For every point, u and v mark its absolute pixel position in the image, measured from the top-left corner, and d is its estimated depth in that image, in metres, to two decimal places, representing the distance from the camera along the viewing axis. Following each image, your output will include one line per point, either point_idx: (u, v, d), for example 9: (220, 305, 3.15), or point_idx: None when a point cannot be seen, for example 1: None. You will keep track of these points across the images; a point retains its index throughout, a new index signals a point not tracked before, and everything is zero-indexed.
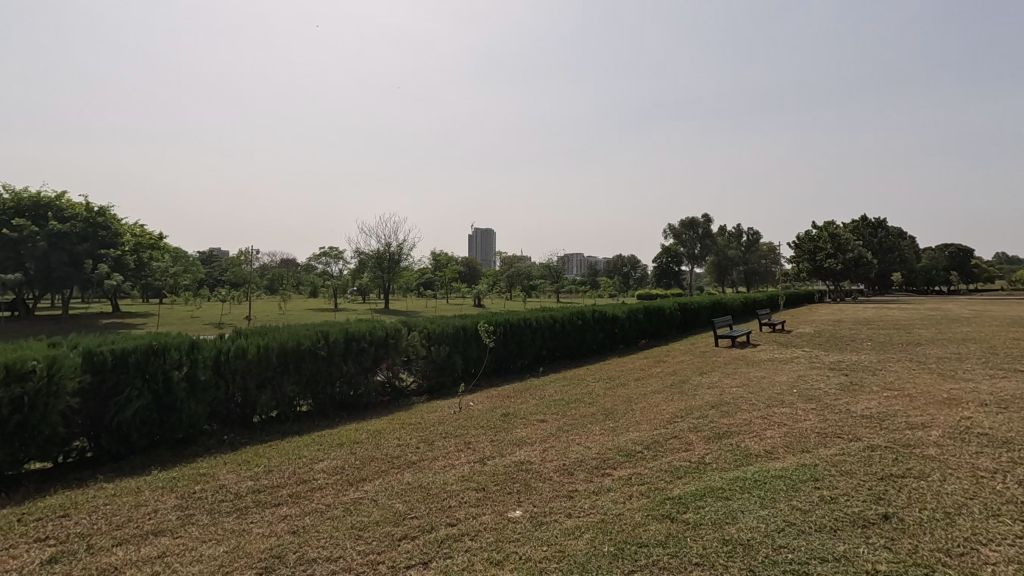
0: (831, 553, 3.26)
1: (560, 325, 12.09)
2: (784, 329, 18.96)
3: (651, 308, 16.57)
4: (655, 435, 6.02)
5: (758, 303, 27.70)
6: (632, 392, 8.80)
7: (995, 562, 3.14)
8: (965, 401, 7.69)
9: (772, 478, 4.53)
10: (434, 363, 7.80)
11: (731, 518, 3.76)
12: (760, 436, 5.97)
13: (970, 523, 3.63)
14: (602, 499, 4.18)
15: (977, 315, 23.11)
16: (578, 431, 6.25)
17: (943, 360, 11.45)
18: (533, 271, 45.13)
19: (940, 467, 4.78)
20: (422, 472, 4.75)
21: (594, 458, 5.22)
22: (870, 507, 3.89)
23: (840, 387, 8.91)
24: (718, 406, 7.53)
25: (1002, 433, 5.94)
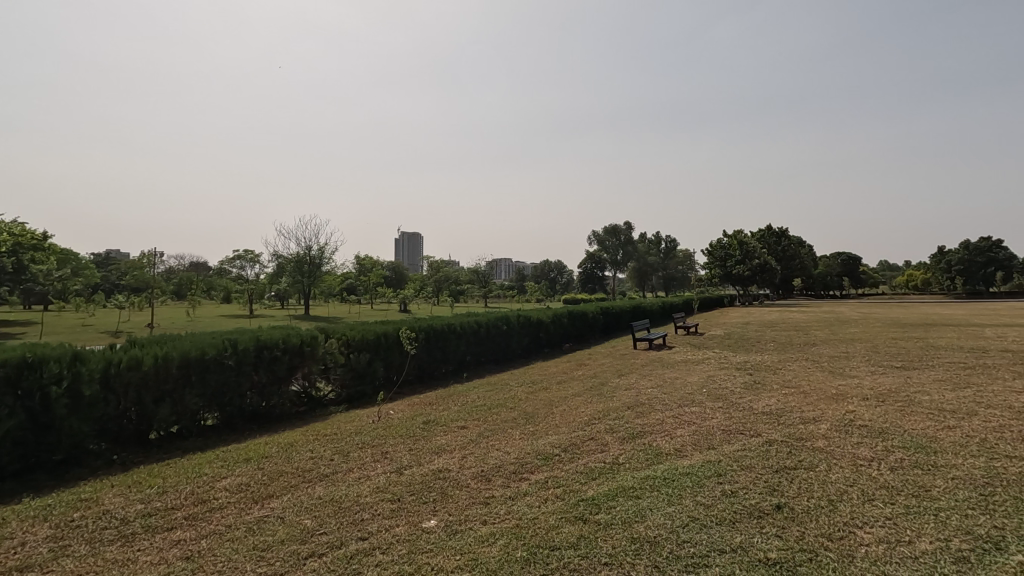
0: (729, 545, 3.37)
1: (485, 330, 12.01)
2: (697, 331, 19.94)
3: (575, 312, 16.87)
4: (573, 437, 6.05)
5: (675, 306, 29.03)
6: (553, 395, 8.87)
7: (869, 542, 3.37)
8: (850, 396, 8.37)
9: (680, 476, 4.65)
10: (354, 371, 7.47)
11: (640, 516, 3.81)
12: (671, 435, 6.16)
13: (849, 508, 3.88)
14: (518, 504, 4.11)
15: (864, 317, 25.41)
16: (498, 436, 6.17)
17: (834, 359, 12.46)
18: (462, 275, 44.94)
19: (828, 458, 5.12)
20: (333, 485, 4.48)
21: (513, 462, 5.16)
22: (766, 498, 4.09)
23: (744, 385, 9.46)
24: (633, 408, 7.72)
25: (880, 424, 6.49)
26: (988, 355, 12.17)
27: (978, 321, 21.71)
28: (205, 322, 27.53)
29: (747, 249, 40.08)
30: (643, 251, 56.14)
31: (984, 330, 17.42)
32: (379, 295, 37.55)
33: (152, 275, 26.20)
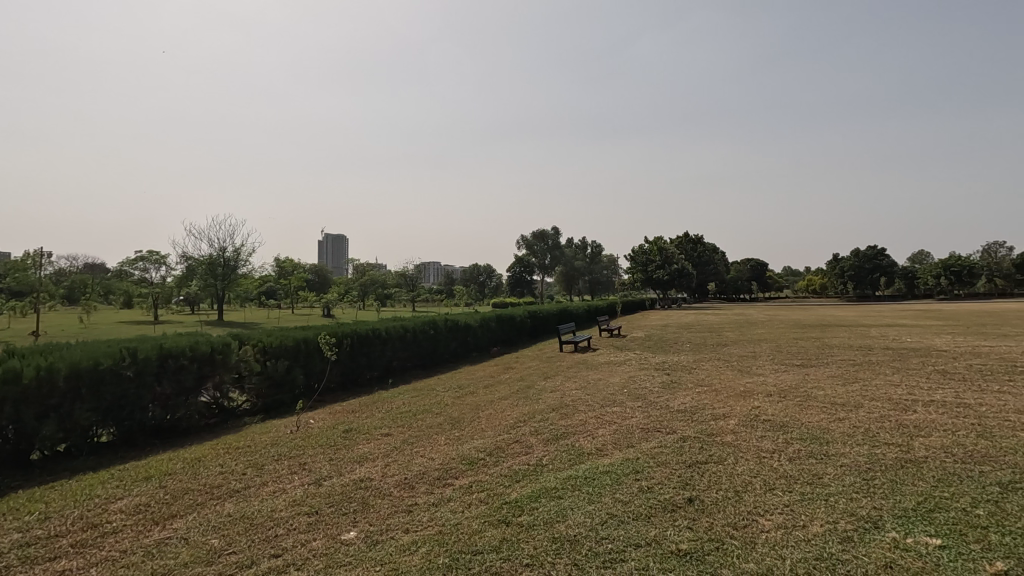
0: (644, 539, 3.49)
1: (411, 335, 11.78)
2: (620, 334, 20.63)
3: (503, 316, 16.93)
4: (498, 441, 6.06)
5: (600, 309, 29.92)
6: (480, 399, 8.84)
7: (769, 528, 3.61)
8: (756, 392, 8.96)
9: (600, 475, 4.78)
10: (271, 378, 7.09)
11: (561, 516, 3.87)
12: (593, 435, 6.32)
13: (753, 498, 4.15)
14: (442, 510, 4.05)
15: (769, 319, 27.39)
16: (423, 442, 6.06)
17: (743, 358, 13.32)
18: (389, 278, 43.93)
19: (735, 452, 5.44)
20: (244, 501, 4.22)
21: (437, 468, 5.08)
22: (679, 492, 4.28)
23: (662, 385, 9.90)
24: (558, 409, 7.85)
25: (781, 418, 7.00)
26: (873, 352, 13.46)
27: (865, 321, 24.02)
28: (101, 329, 25.15)
29: (667, 254, 42.04)
30: (570, 255, 57.43)
31: (869, 330, 19.29)
32: (301, 299, 35.94)
33: (38, 278, 23.59)
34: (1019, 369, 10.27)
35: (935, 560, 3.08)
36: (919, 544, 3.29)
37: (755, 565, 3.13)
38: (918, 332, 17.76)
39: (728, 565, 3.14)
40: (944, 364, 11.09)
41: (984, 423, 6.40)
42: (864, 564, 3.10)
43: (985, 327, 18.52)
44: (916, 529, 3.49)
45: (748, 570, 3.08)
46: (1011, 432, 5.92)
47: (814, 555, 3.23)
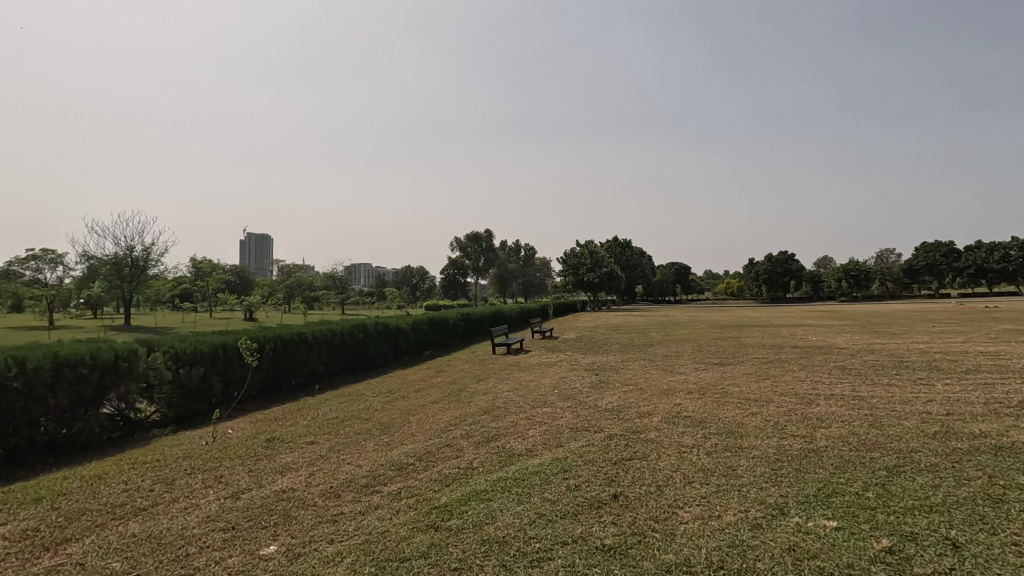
0: (570, 536, 3.57)
1: (339, 339, 11.41)
2: (552, 335, 20.97)
3: (435, 319, 16.75)
4: (428, 445, 5.99)
5: (533, 312, 30.30)
6: (411, 404, 8.69)
7: (687, 520, 3.79)
8: (679, 390, 9.40)
9: (529, 475, 4.84)
10: (184, 388, 6.65)
11: (491, 517, 3.89)
12: (523, 436, 6.39)
13: (673, 491, 4.35)
14: (369, 518, 3.96)
15: (691, 319, 28.81)
16: (350, 449, 5.89)
17: (667, 358, 13.93)
18: (317, 279, 42.35)
19: (658, 448, 5.68)
20: (152, 519, 3.93)
21: (365, 475, 4.96)
22: (605, 489, 4.42)
23: (591, 385, 10.16)
24: (490, 412, 7.87)
25: (700, 414, 7.38)
26: (783, 350, 14.48)
27: (777, 321, 25.77)
28: None
29: (597, 258, 43.26)
30: (503, 258, 57.79)
31: (780, 330, 20.71)
32: (221, 301, 33.97)
33: None
34: (905, 363, 11.37)
35: (831, 541, 3.37)
36: (817, 527, 3.58)
37: (674, 555, 3.29)
38: (823, 331, 19.23)
39: (649, 557, 3.28)
40: (844, 361, 12.09)
41: (876, 414, 7.04)
42: (770, 548, 3.34)
43: (878, 326, 20.38)
44: (816, 514, 3.79)
45: (667, 560, 3.23)
46: (897, 421, 6.55)
47: (727, 543, 3.43)
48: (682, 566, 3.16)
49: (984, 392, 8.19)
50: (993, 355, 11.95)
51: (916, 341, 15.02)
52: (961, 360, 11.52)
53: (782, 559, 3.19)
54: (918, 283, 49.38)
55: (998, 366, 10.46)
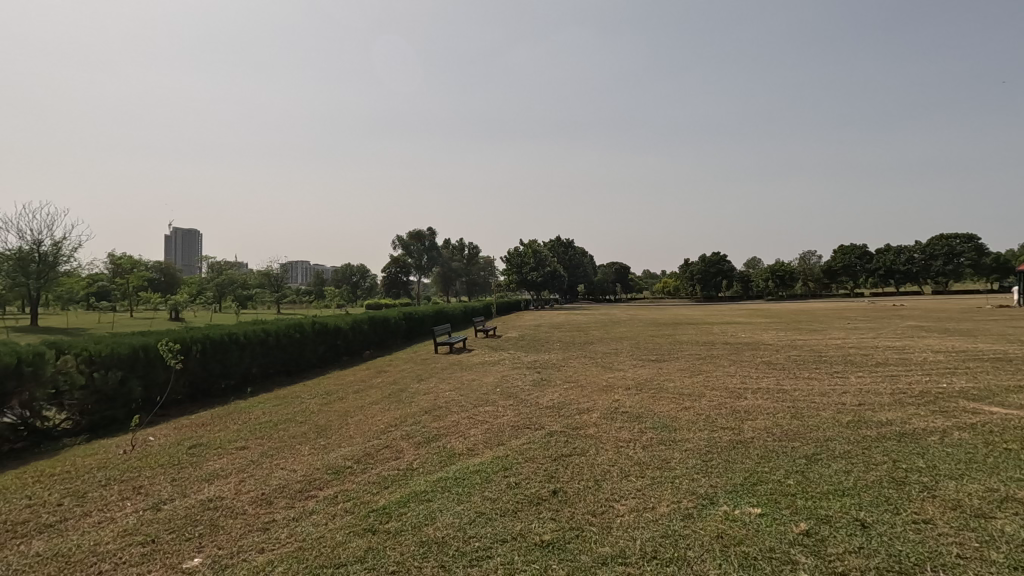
0: (510, 534, 3.57)
1: (273, 339, 10.92)
2: (495, 334, 20.98)
3: (377, 318, 16.38)
4: (367, 447, 5.82)
5: (476, 311, 30.21)
6: (349, 405, 8.44)
7: (623, 512, 3.88)
8: (617, 387, 9.64)
9: (470, 474, 4.81)
10: (99, 394, 6.17)
11: (430, 518, 3.82)
12: (465, 435, 6.34)
13: (610, 485, 4.44)
14: (303, 524, 3.80)
15: (630, 318, 29.65)
16: (284, 454, 5.65)
17: (606, 355, 14.26)
18: (250, 276, 40.37)
19: (597, 444, 5.78)
20: (59, 537, 3.61)
21: (299, 480, 4.76)
22: (544, 486, 4.45)
23: (533, 383, 10.24)
24: (431, 411, 7.76)
25: (638, 409, 7.59)
26: (714, 347, 15.14)
27: (709, 319, 26.93)
28: None
29: (540, 257, 43.76)
30: (446, 257, 57.26)
31: (712, 327, 21.65)
32: (142, 300, 31.65)
33: None
34: (824, 358, 12.17)
35: (756, 527, 3.53)
36: (744, 514, 3.75)
37: (610, 548, 3.34)
38: (750, 329, 20.27)
39: (587, 551, 3.32)
40: (769, 356, 12.78)
41: (798, 406, 7.47)
42: (701, 536, 3.46)
43: (799, 323, 21.70)
44: (742, 501, 3.98)
45: (604, 553, 3.28)
46: (816, 412, 6.99)
47: (660, 533, 3.52)
48: (617, 558, 3.22)
49: (890, 384, 8.88)
50: (899, 349, 12.99)
51: (833, 338, 16.12)
52: (871, 354, 12.45)
53: (710, 546, 3.32)
54: (836, 282, 51.82)
55: (903, 360, 11.39)
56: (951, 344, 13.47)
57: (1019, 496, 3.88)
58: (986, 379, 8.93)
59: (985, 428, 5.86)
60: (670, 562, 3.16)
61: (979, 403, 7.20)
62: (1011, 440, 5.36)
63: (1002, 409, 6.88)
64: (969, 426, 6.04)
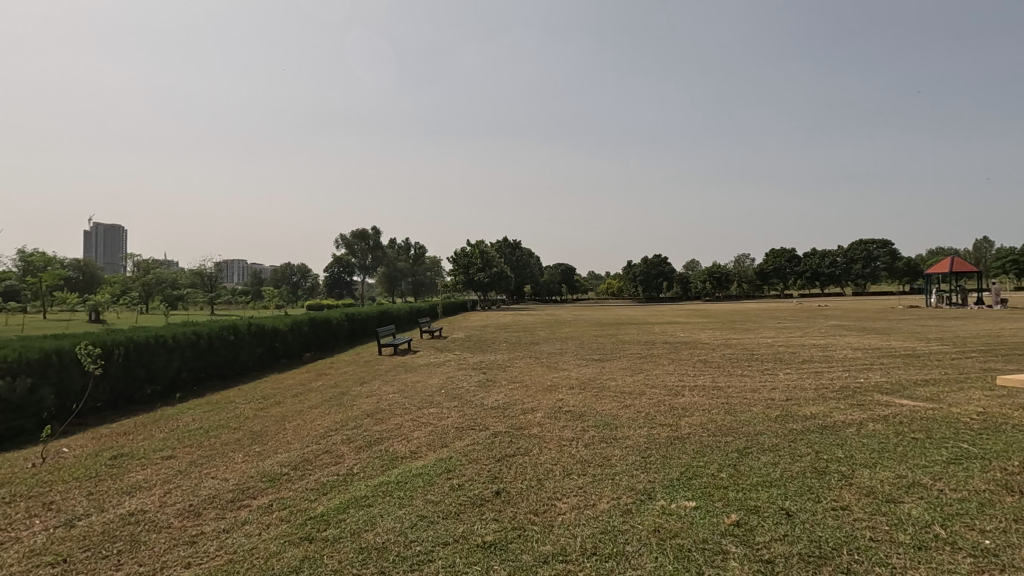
0: (452, 536, 3.52)
1: (206, 342, 10.35)
2: (440, 335, 20.74)
3: (318, 319, 15.86)
4: (305, 453, 5.61)
5: (422, 312, 29.80)
6: (287, 410, 8.12)
7: (565, 510, 3.91)
8: (561, 386, 9.75)
9: (412, 477, 4.72)
10: (4, 403, 5.65)
11: (370, 524, 3.71)
12: (408, 438, 6.23)
13: (553, 484, 4.47)
14: (233, 536, 3.61)
15: (575, 318, 30.09)
16: (215, 462, 5.36)
17: (551, 355, 14.40)
18: (181, 275, 38.13)
19: (540, 443, 5.82)
20: None
21: (231, 489, 4.52)
22: (487, 486, 4.43)
23: (479, 383, 10.19)
24: (373, 415, 7.58)
25: (581, 408, 7.69)
26: (655, 346, 15.58)
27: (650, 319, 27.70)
28: None
29: (488, 258, 43.76)
30: (392, 256, 56.22)
31: (652, 327, 22.31)
32: (58, 300, 29.25)
33: None
34: (756, 356, 12.76)
35: (691, 520, 3.64)
36: (680, 507, 3.86)
37: (551, 546, 3.36)
38: (688, 328, 21.01)
39: (529, 550, 3.32)
40: (705, 355, 13.28)
41: (731, 402, 7.79)
42: (639, 531, 3.53)
43: (734, 322, 22.71)
44: (679, 495, 4.10)
45: (545, 551, 3.29)
46: (749, 408, 7.31)
47: (601, 529, 3.57)
48: (558, 555, 3.24)
49: (815, 380, 9.42)
50: (823, 347, 13.81)
51: (764, 336, 16.94)
52: (798, 351, 13.18)
53: (648, 540, 3.39)
54: (769, 284, 54.81)
55: (826, 357, 12.11)
56: (869, 342, 14.45)
57: (924, 481, 4.19)
58: (899, 374, 9.62)
59: (897, 419, 6.31)
60: (609, 557, 3.21)
61: (892, 397, 7.75)
62: (917, 429, 5.80)
63: (911, 401, 7.43)
64: (883, 417, 6.49)
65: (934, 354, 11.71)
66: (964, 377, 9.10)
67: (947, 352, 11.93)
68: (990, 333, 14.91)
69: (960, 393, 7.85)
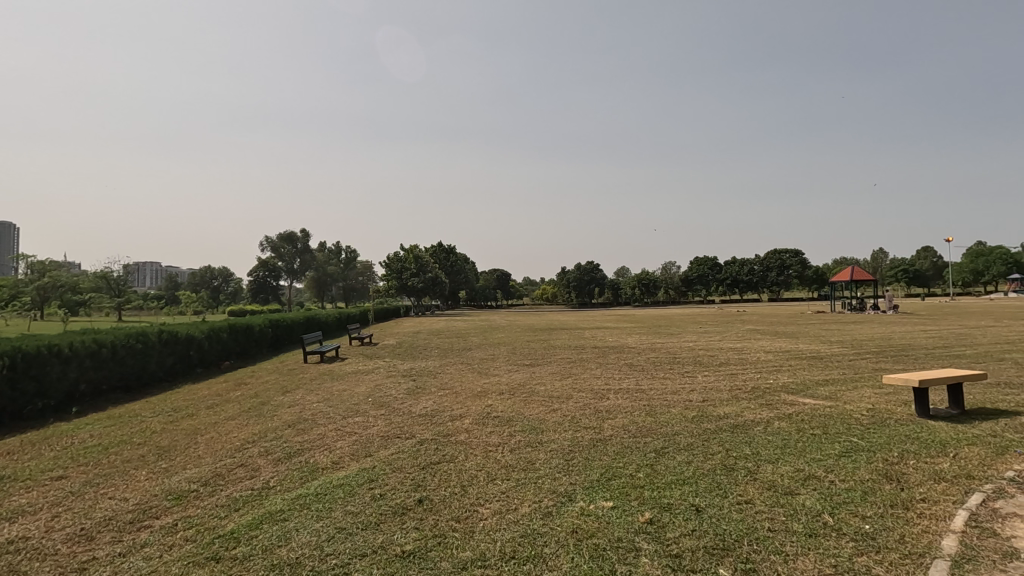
0: (370, 547, 3.48)
1: (108, 351, 9.59)
2: (370, 342, 20.25)
3: (238, 326, 15.06)
4: (217, 467, 5.33)
5: (352, 318, 28.96)
6: (199, 422, 7.68)
7: (487, 516, 3.96)
8: (491, 392, 9.82)
9: (333, 489, 4.61)
10: None
11: (284, 539, 3.61)
12: (330, 448, 6.06)
13: (476, 490, 4.51)
14: (130, 560, 3.39)
15: (509, 324, 30.34)
16: (115, 480, 5.00)
17: (483, 361, 14.45)
18: (84, 278, 34.99)
19: (466, 450, 5.84)
20: None
21: (131, 510, 4.22)
22: (409, 495, 4.41)
23: (408, 391, 10.06)
24: (294, 425, 7.31)
25: (509, 413, 7.79)
26: (584, 351, 15.98)
27: (581, 324, 28.40)
28: None
29: (422, 262, 43.29)
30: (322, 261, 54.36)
31: (582, 332, 22.91)
32: None
33: None
34: (678, 360, 13.39)
35: (607, 519, 3.80)
36: (597, 508, 4.02)
37: (470, 552, 3.40)
38: (616, 333, 21.77)
39: (447, 557, 3.35)
40: (631, 359, 13.78)
41: (652, 404, 8.14)
42: (557, 533, 3.63)
43: (658, 327, 23.70)
44: (597, 496, 4.26)
45: (464, 557, 3.33)
46: (668, 410, 7.67)
47: (520, 533, 3.64)
48: (477, 561, 3.29)
49: (729, 382, 10.01)
50: (738, 350, 14.69)
51: (686, 341, 17.79)
52: (716, 355, 13.96)
53: (565, 541, 3.50)
54: (692, 292, 57.57)
55: (742, 360, 12.86)
56: (778, 345, 15.56)
57: (817, 473, 4.60)
58: (802, 375, 10.42)
59: (798, 417, 6.84)
60: (527, 561, 3.29)
61: (795, 396, 8.40)
62: (815, 426, 6.32)
63: (812, 400, 8.09)
64: (786, 416, 7.02)
65: (834, 356, 12.77)
66: (857, 377, 9.97)
67: (845, 354, 13.04)
68: (880, 336, 16.50)
69: (853, 392, 8.62)
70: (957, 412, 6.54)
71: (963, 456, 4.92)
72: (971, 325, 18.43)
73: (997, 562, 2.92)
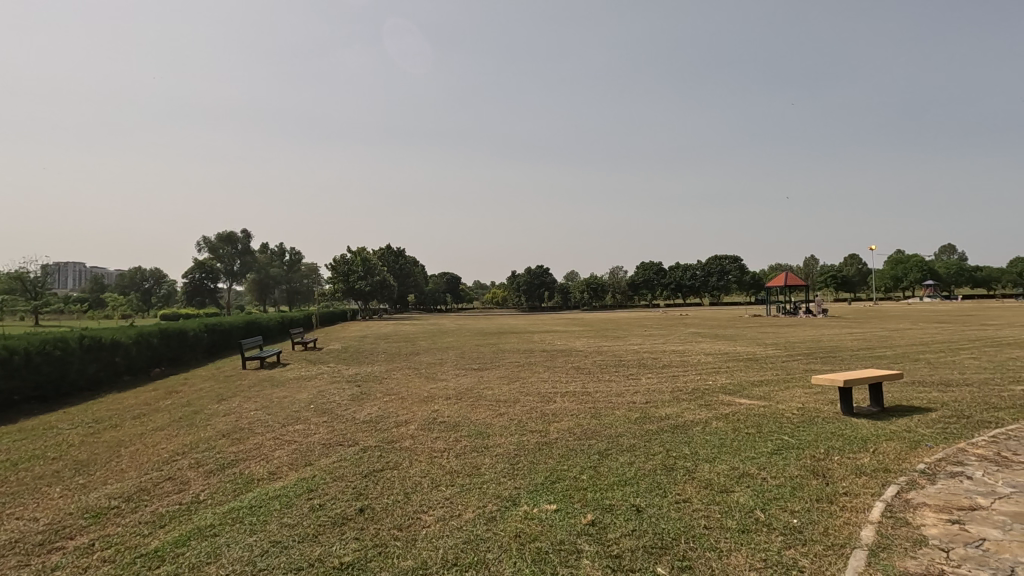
0: (307, 560, 3.30)
1: (21, 358, 8.83)
2: (314, 346, 19.56)
3: (170, 330, 14.21)
4: (142, 482, 4.96)
5: (295, 322, 27.92)
6: (124, 434, 7.14)
7: (430, 523, 3.85)
8: (438, 396, 9.66)
9: (268, 500, 4.37)
10: None
11: (213, 556, 3.37)
12: (267, 457, 5.76)
13: (419, 497, 4.38)
14: None
15: (458, 327, 30.12)
16: (24, 500, 4.55)
17: (430, 365, 14.24)
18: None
19: (411, 456, 5.70)
20: None
21: (40, 531, 3.85)
22: (349, 504, 4.23)
23: (351, 397, 9.75)
24: (229, 435, 6.92)
25: (454, 418, 7.67)
26: (533, 354, 15.99)
27: (530, 328, 28.55)
28: None
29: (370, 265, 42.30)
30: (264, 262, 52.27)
31: (531, 335, 22.99)
32: None
33: None
34: (623, 362, 13.61)
35: (550, 522, 3.78)
36: (542, 511, 3.99)
37: (412, 561, 3.29)
38: (564, 337, 21.98)
39: (387, 567, 3.23)
40: (578, 362, 13.91)
41: (598, 407, 8.22)
42: (500, 538, 3.57)
43: (605, 331, 24.10)
44: (541, 500, 4.23)
45: (404, 567, 3.21)
46: (612, 412, 7.75)
47: (463, 539, 3.55)
48: (418, 570, 3.18)
49: (671, 383, 10.25)
50: (681, 353, 15.10)
51: (631, 344, 18.13)
52: (660, 358, 14.27)
53: (509, 546, 3.45)
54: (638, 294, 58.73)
55: (685, 362, 13.21)
56: (718, 347, 16.13)
57: (751, 471, 4.74)
58: (740, 376, 10.81)
59: (735, 417, 7.07)
60: (469, 567, 3.20)
61: (733, 397, 8.69)
62: (750, 425, 6.55)
63: (748, 401, 8.38)
64: (724, 416, 7.25)
65: (770, 358, 13.33)
66: (790, 377, 10.43)
67: (779, 356, 13.64)
68: (811, 339, 17.34)
69: (785, 392, 9.01)
70: (876, 410, 6.94)
71: (884, 451, 5.21)
72: (892, 328, 19.70)
73: (909, 549, 3.08)
